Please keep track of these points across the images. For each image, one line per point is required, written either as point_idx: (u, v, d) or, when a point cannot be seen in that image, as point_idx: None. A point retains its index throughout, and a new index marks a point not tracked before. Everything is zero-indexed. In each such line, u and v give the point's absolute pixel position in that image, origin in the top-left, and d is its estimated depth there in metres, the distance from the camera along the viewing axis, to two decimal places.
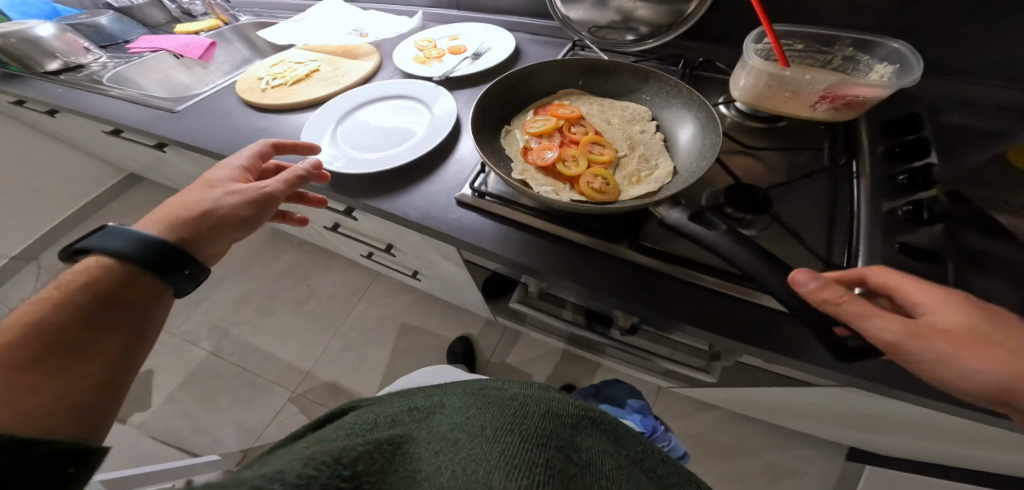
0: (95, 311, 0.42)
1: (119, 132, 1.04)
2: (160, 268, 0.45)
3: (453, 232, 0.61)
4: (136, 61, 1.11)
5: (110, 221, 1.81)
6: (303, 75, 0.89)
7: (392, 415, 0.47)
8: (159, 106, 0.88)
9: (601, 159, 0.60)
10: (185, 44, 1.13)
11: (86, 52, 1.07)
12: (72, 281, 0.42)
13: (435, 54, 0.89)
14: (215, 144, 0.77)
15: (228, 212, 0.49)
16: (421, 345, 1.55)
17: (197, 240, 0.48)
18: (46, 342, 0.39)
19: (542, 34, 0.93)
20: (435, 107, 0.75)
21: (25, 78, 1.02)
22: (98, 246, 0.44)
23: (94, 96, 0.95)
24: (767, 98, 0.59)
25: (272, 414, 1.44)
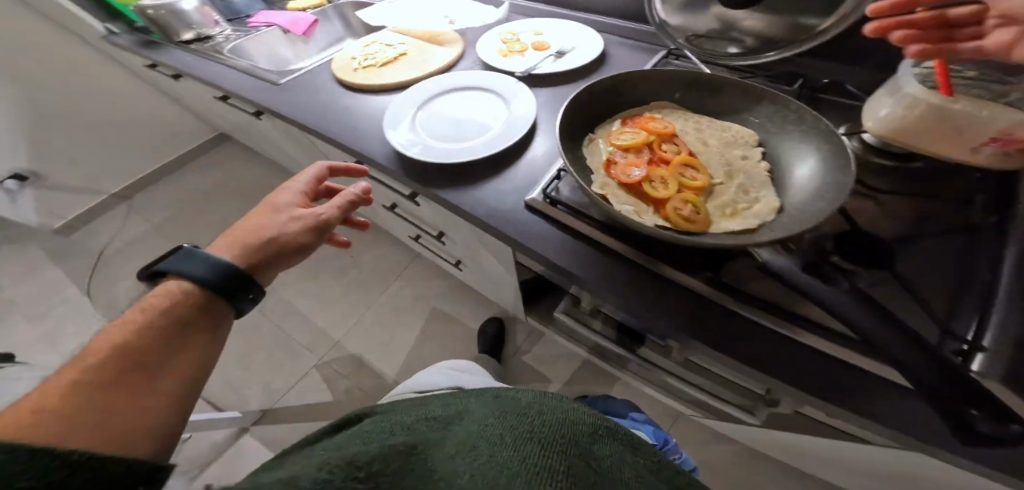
0: (174, 330, 0.44)
1: (227, 99, 1.10)
2: (229, 292, 0.48)
3: (518, 236, 0.58)
4: (252, 35, 1.17)
5: (192, 173, 1.95)
6: (391, 58, 0.90)
7: (410, 424, 0.44)
8: (269, 80, 0.93)
9: (695, 185, 0.53)
10: (293, 21, 1.20)
11: (216, 24, 1.14)
12: (155, 306, 0.44)
13: (518, 48, 0.86)
14: (308, 119, 0.80)
15: (292, 239, 0.55)
16: (447, 333, 1.55)
17: (262, 264, 0.53)
18: (128, 360, 0.40)
19: (634, 38, 0.87)
20: (514, 104, 0.71)
21: (165, 46, 1.12)
22: (179, 270, 0.47)
23: (215, 65, 1.02)
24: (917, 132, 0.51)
25: (298, 377, 1.49)
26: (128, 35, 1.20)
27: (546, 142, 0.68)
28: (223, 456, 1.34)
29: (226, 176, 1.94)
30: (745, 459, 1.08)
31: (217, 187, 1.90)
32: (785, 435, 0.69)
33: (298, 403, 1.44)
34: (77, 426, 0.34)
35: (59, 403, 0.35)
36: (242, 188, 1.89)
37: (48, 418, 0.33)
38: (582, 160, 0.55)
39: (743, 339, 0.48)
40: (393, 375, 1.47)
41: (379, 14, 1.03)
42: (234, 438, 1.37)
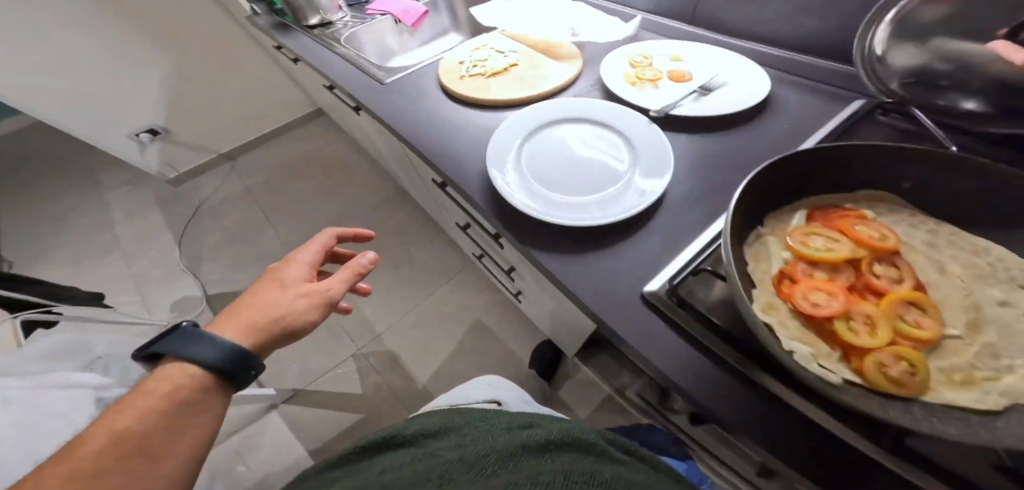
0: (175, 413, 0.40)
1: (333, 89, 1.08)
2: (231, 373, 0.43)
3: (627, 333, 0.44)
4: (370, 23, 1.14)
5: (286, 143, 2.02)
6: (501, 68, 0.79)
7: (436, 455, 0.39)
8: (376, 77, 0.88)
9: (918, 335, 0.37)
10: (404, 10, 1.14)
11: (338, 10, 1.14)
12: (156, 388, 0.40)
13: (650, 76, 0.71)
14: (408, 131, 0.72)
15: (299, 318, 0.47)
16: (486, 351, 1.43)
17: (265, 344, 0.46)
18: (128, 444, 0.37)
19: (805, 78, 0.68)
20: (642, 152, 0.57)
21: (294, 31, 1.13)
22: (181, 353, 0.42)
23: (331, 52, 1.02)
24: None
25: (335, 363, 1.46)
26: (268, 17, 1.21)
27: (677, 207, 0.53)
28: (250, 427, 1.33)
29: (315, 150, 1.99)
30: None
31: (305, 159, 1.96)
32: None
33: (330, 390, 1.41)
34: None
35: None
36: (326, 165, 1.93)
37: None
38: (745, 264, 0.42)
39: None
40: (426, 384, 1.39)
41: (494, 14, 0.93)
42: (263, 411, 1.35)
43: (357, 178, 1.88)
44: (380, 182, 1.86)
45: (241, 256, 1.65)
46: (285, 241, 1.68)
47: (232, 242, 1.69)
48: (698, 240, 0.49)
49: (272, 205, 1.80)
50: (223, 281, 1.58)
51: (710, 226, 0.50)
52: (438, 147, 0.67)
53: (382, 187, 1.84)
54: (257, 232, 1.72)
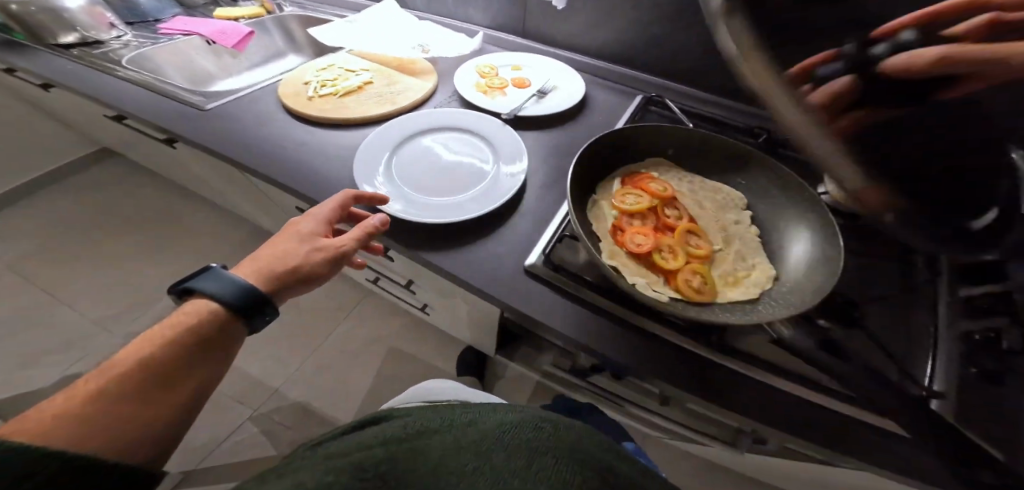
0: (190, 348, 0.46)
1: (122, 119, 0.88)
2: (244, 311, 0.50)
3: (520, 303, 0.54)
4: (163, 43, 0.99)
5: (76, 201, 1.64)
6: (354, 87, 0.80)
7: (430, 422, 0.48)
8: (191, 103, 0.78)
9: (700, 253, 0.55)
10: (219, 31, 1.04)
11: (111, 28, 0.97)
12: (181, 323, 0.47)
13: (498, 84, 0.83)
14: (255, 159, 0.68)
15: (312, 270, 0.52)
16: (408, 373, 1.42)
17: (281, 289, 0.52)
18: (146, 368, 0.43)
19: (606, 79, 0.89)
20: (497, 153, 0.67)
21: (34, 49, 0.91)
22: (204, 291, 0.49)
23: (109, 76, 0.85)
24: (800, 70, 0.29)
25: (228, 432, 1.27)
26: None
27: (537, 195, 0.65)
28: None
29: (128, 204, 1.65)
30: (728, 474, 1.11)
31: (114, 216, 1.61)
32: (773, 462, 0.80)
33: (225, 463, 1.22)
34: (90, 433, 0.38)
35: (82, 407, 0.39)
36: (150, 220, 1.61)
37: (73, 419, 0.38)
38: (589, 224, 0.55)
39: (750, 402, 0.51)
40: None
41: (336, 33, 0.94)
42: None
43: (196, 226, 1.61)
44: (227, 224, 1.62)
45: (37, 349, 1.28)
46: (102, 318, 1.36)
47: (17, 334, 1.31)
48: (555, 217, 0.61)
49: (79, 280, 1.44)
50: (5, 386, 1.21)
51: (561, 203, 0.63)
52: (302, 172, 0.66)
53: (232, 230, 1.61)
54: (53, 317, 1.35)
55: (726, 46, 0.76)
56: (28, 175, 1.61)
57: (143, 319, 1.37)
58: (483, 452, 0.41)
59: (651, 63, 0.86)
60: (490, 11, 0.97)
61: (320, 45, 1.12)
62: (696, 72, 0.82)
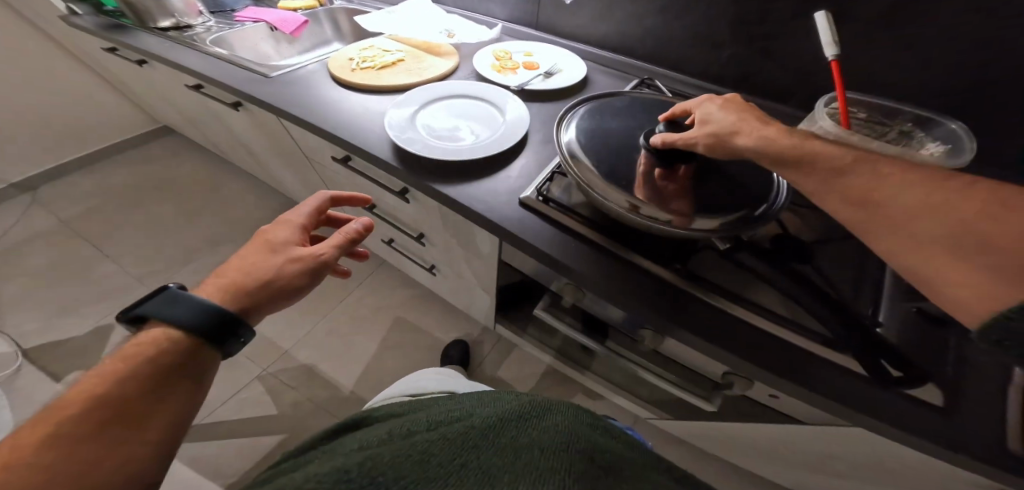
0: (155, 377, 0.44)
1: (199, 87, 1.07)
2: (210, 334, 0.48)
3: (512, 228, 0.65)
4: (237, 29, 1.18)
5: (135, 173, 1.85)
6: (390, 63, 0.95)
7: (416, 429, 0.56)
8: (258, 71, 0.95)
9: None
10: (283, 20, 1.22)
11: (198, 15, 1.16)
12: (138, 354, 0.45)
13: (511, 66, 0.97)
14: (305, 112, 0.83)
15: (288, 282, 0.56)
16: (411, 343, 1.52)
17: (255, 308, 0.54)
18: (118, 397, 0.42)
19: (606, 66, 1.01)
20: (502, 113, 0.80)
21: (137, 31, 1.11)
22: (162, 318, 0.47)
23: (194, 49, 1.03)
24: (630, 155, 0.63)
25: (236, 389, 1.38)
26: (93, 17, 1.18)
27: (534, 149, 0.76)
28: None
29: (178, 179, 1.85)
30: (707, 449, 1.16)
31: (166, 187, 1.81)
32: (741, 423, 0.85)
33: (235, 416, 1.33)
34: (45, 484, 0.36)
35: (32, 459, 0.37)
36: (196, 194, 1.80)
37: (22, 472, 0.36)
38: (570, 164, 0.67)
39: (705, 321, 0.59)
40: (353, 388, 1.40)
41: (378, 21, 1.11)
42: None
43: (233, 201, 1.79)
44: (263, 199, 1.80)
45: (92, 296, 1.46)
46: (147, 275, 1.53)
47: (72, 285, 1.48)
48: (549, 164, 0.73)
49: (127, 244, 1.61)
50: (57, 328, 1.38)
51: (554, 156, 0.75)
52: (344, 123, 0.80)
53: (267, 205, 1.78)
54: (101, 273, 1.52)
55: (707, 36, 0.87)
56: (98, 148, 1.84)
57: (182, 276, 1.53)
58: (472, 449, 0.48)
59: (643, 52, 0.98)
60: (509, 7, 1.12)
61: (363, 36, 1.30)
62: (683, 60, 0.94)
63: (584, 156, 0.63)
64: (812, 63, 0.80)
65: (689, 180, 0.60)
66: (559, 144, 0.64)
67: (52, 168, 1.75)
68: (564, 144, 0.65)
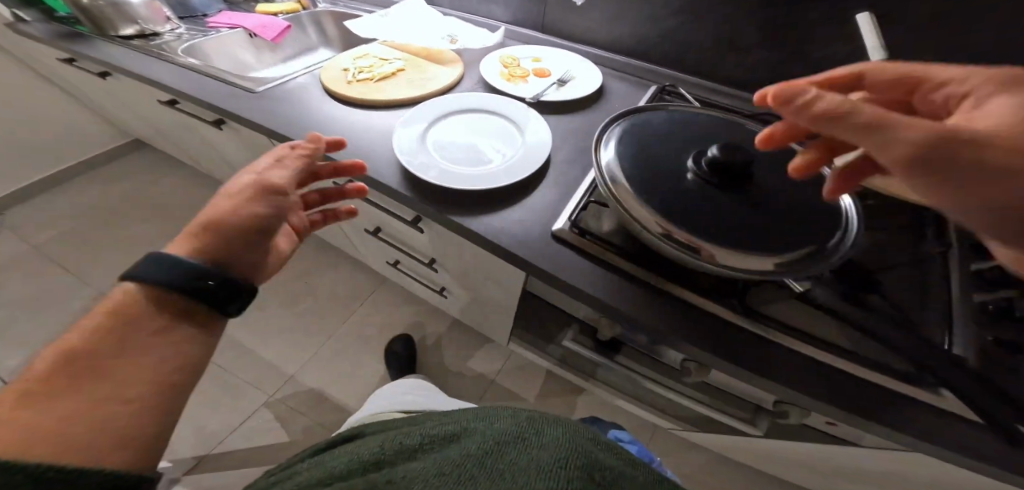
0: (132, 329, 0.36)
1: (174, 103, 0.96)
2: (187, 286, 0.39)
3: (548, 266, 0.58)
4: (213, 36, 1.07)
5: (107, 191, 1.71)
6: (389, 73, 0.86)
7: (404, 448, 0.49)
8: (241, 85, 0.84)
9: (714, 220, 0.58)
10: (262, 25, 1.12)
11: (166, 22, 1.05)
12: (111, 305, 0.37)
13: (521, 74, 0.90)
14: (301, 134, 0.73)
15: (252, 208, 0.48)
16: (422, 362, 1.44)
17: (224, 255, 0.45)
18: (103, 360, 0.34)
19: (620, 70, 0.94)
20: (522, 129, 0.73)
21: (95, 40, 0.99)
22: (133, 274, 0.38)
23: (165, 60, 0.93)
24: (676, 179, 0.55)
25: (243, 418, 1.27)
26: (44, 25, 1.05)
27: (561, 169, 0.69)
28: None
29: (154, 195, 1.71)
30: (743, 461, 1.12)
31: (143, 206, 1.68)
32: (785, 442, 0.80)
33: (243, 447, 1.22)
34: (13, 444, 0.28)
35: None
36: (175, 211, 1.67)
37: None
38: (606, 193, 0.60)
39: (770, 362, 0.54)
40: None
41: (370, 27, 1.03)
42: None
43: None
44: None
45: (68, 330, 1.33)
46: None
47: (45, 318, 1.35)
48: (579, 187, 0.66)
49: (102, 267, 1.48)
50: None
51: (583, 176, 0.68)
52: (347, 144, 0.71)
53: None
54: (75, 302, 1.39)
55: (733, 39, 0.81)
56: (61, 165, 1.68)
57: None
58: (459, 474, 0.40)
59: (661, 55, 0.91)
60: (512, 8, 1.04)
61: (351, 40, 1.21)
62: (705, 64, 0.87)
63: (627, 181, 0.55)
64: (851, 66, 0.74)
65: (750, 207, 0.53)
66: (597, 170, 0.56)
67: (12, 189, 1.60)
68: (602, 168, 0.57)
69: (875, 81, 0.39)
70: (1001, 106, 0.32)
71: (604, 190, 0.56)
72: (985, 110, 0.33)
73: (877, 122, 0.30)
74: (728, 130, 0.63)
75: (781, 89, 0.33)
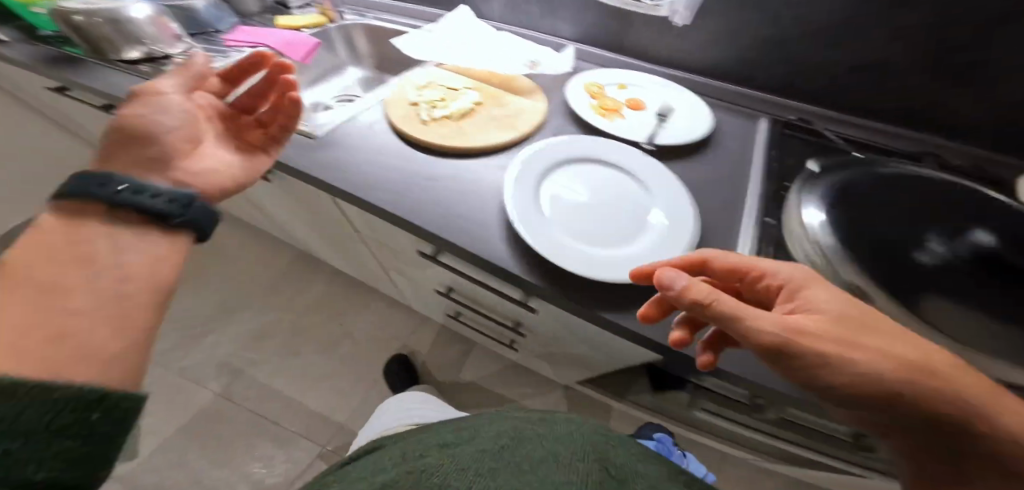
0: (68, 247, 0.36)
1: None
2: (93, 189, 0.39)
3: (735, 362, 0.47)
4: (234, 58, 0.93)
5: None
6: (467, 106, 0.72)
7: (425, 449, 0.54)
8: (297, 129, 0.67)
9: None
10: (287, 42, 0.98)
11: (176, 40, 0.88)
12: (50, 229, 0.37)
13: (613, 106, 0.79)
14: (389, 197, 0.59)
15: (145, 88, 0.51)
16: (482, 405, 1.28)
17: (127, 136, 0.46)
18: (55, 283, 0.34)
19: (718, 97, 0.84)
20: (655, 186, 0.61)
21: (94, 66, 0.82)
22: (57, 193, 0.39)
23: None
24: (900, 254, 0.50)
25: (300, 473, 1.07)
26: (28, 49, 0.87)
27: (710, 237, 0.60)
28: None
29: None
30: None
31: None
32: None
33: None
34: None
35: None
36: None
37: None
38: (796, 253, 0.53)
39: None
40: None
41: (421, 47, 0.89)
42: None
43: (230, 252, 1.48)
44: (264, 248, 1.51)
45: None
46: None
47: None
48: None
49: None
50: None
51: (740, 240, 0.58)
52: (456, 208, 0.59)
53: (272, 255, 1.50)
54: None
55: (862, 59, 0.72)
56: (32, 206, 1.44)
57: (196, 356, 1.23)
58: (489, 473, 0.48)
59: (771, 80, 0.81)
60: (581, 24, 0.92)
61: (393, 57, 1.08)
62: (830, 90, 0.77)
63: (849, 260, 0.47)
64: (1012, 89, 0.65)
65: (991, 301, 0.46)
66: (805, 230, 0.51)
67: None
68: (805, 228, 0.52)
69: (714, 270, 0.44)
70: (819, 297, 0.37)
71: (811, 252, 0.50)
72: (807, 299, 0.38)
73: (737, 311, 0.36)
74: (930, 202, 0.56)
75: (662, 273, 0.39)
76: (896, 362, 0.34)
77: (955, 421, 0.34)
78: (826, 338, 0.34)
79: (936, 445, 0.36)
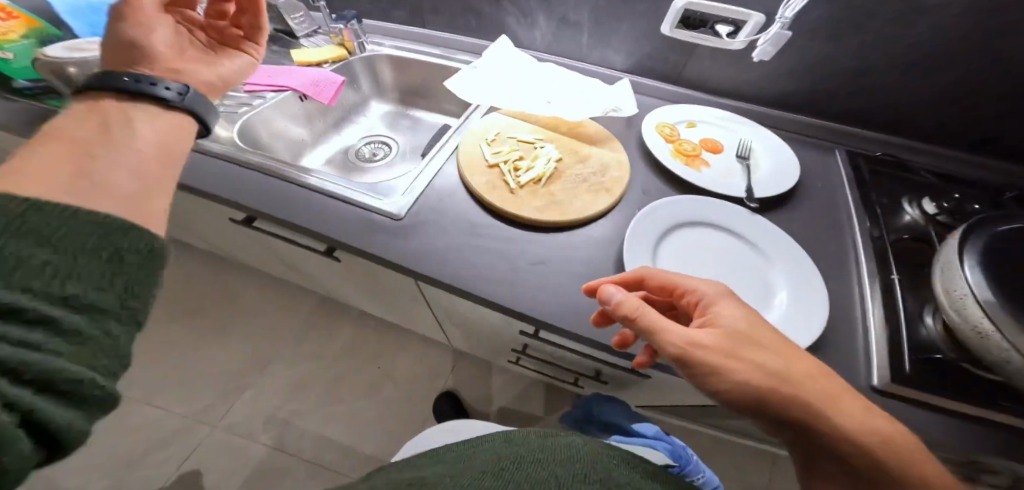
0: (87, 123, 0.39)
1: (252, 220, 0.69)
2: (107, 77, 0.42)
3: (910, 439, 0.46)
4: (259, 108, 0.82)
5: None
6: (550, 165, 0.67)
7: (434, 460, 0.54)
8: (380, 210, 0.61)
9: None
10: (314, 83, 0.87)
11: None
12: (79, 108, 0.41)
13: (692, 150, 0.75)
14: (506, 289, 0.55)
15: None
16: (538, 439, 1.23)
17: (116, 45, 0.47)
18: (80, 138, 0.37)
19: (787, 130, 0.83)
20: (769, 248, 0.59)
21: None
22: (79, 87, 0.42)
23: (228, 163, 0.67)
24: None
25: None
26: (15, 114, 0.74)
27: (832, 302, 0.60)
28: None
29: None
30: None
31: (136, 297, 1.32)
32: None
33: None
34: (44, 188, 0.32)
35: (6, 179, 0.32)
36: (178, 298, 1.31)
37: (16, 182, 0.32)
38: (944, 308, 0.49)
39: None
40: None
41: (474, 88, 0.82)
42: None
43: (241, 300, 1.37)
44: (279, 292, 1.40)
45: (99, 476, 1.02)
46: (172, 430, 1.10)
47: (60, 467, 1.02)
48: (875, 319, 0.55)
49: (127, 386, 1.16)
50: None
51: (864, 297, 0.58)
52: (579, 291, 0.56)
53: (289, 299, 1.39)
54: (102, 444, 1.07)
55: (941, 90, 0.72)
56: None
57: (237, 412, 1.14)
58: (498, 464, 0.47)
59: (841, 110, 0.81)
60: (636, 55, 0.87)
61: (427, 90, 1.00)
62: (909, 116, 0.77)
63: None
64: None
65: None
66: (969, 292, 0.46)
67: None
68: (969, 289, 0.46)
69: (650, 285, 0.52)
70: (727, 315, 0.46)
71: (975, 315, 0.45)
72: (716, 315, 0.46)
73: (654, 328, 0.46)
74: None
75: (601, 292, 0.49)
76: (764, 373, 0.42)
77: (811, 427, 0.41)
78: (714, 349, 0.43)
79: (802, 445, 0.43)
